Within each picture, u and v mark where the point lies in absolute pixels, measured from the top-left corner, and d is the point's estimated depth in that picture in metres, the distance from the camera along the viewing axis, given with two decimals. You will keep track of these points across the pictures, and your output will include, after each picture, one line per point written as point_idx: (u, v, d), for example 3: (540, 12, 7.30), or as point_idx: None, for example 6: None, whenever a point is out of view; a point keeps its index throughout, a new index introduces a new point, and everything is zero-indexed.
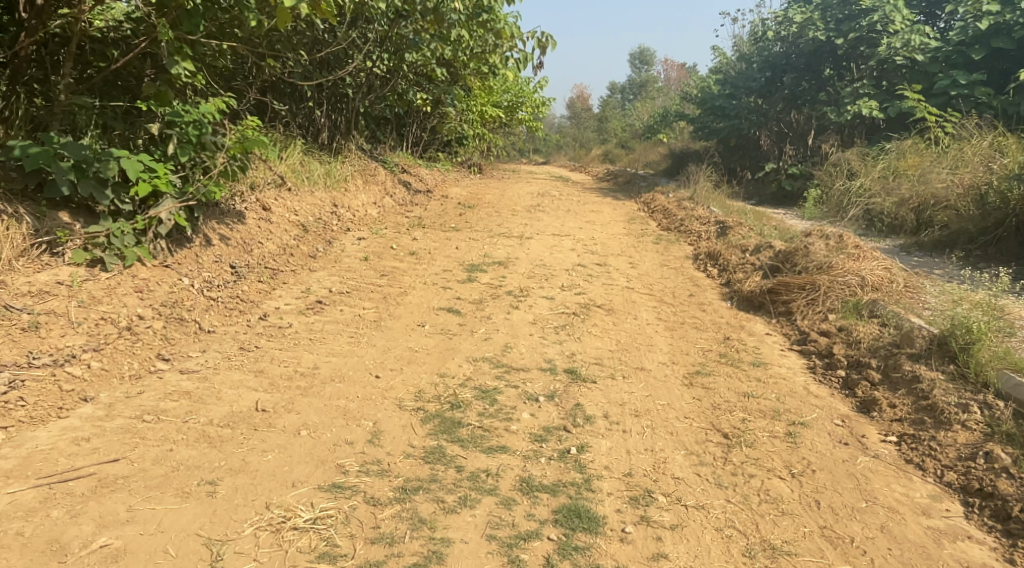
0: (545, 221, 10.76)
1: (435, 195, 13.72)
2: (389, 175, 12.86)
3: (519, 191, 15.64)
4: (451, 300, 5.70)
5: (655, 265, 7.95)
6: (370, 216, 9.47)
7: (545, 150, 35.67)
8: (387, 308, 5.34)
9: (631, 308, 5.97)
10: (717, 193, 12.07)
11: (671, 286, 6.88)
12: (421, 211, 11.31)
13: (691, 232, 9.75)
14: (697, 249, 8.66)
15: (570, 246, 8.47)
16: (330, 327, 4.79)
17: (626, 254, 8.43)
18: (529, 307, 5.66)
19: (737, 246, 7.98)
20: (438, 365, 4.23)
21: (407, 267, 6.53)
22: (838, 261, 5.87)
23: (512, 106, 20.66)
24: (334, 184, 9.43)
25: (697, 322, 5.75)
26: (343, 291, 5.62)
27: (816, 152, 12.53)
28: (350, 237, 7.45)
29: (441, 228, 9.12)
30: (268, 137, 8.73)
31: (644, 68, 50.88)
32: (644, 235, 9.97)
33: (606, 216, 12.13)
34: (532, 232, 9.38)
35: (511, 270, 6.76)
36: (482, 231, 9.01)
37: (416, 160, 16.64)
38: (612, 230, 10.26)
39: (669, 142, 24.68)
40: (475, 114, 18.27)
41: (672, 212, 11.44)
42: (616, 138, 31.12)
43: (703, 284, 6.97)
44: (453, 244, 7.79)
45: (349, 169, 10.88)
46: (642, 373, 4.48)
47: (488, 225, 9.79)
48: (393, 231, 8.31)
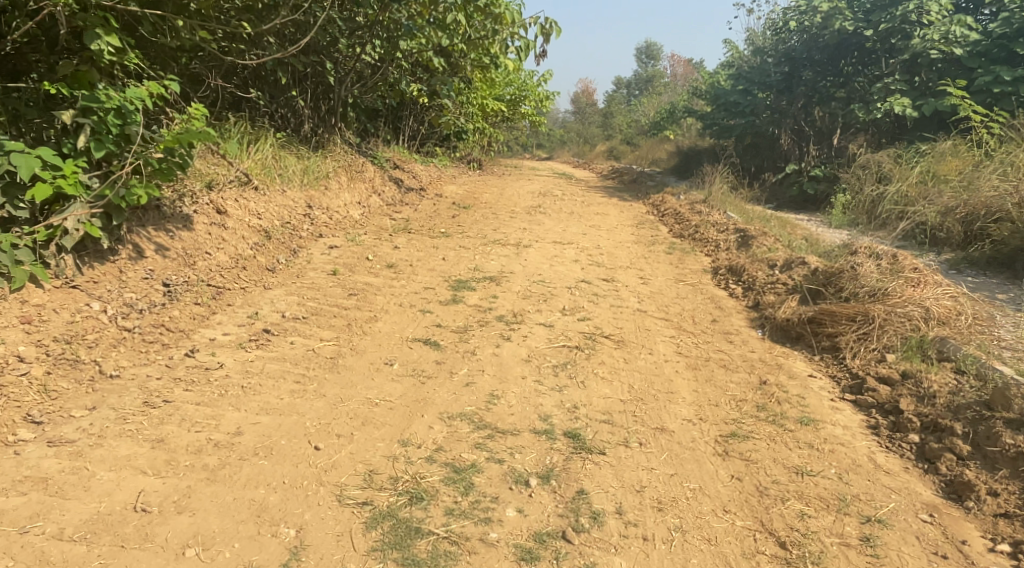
0: (546, 225, 9.80)
1: (428, 193, 12.77)
2: (378, 172, 11.90)
3: (520, 190, 14.67)
4: (430, 328, 4.74)
5: (669, 280, 6.99)
6: (351, 218, 8.52)
7: (549, 145, 34.72)
8: (351, 340, 4.39)
9: (646, 338, 5.01)
10: (734, 196, 11.11)
11: (690, 309, 5.91)
12: (410, 212, 10.35)
13: (708, 241, 8.77)
14: (716, 262, 7.70)
15: (574, 257, 7.50)
16: (272, 367, 3.85)
17: (637, 267, 7.47)
18: (523, 338, 4.70)
19: (764, 260, 7.00)
20: (400, 427, 3.30)
21: (384, 283, 5.58)
22: (894, 288, 4.91)
23: (515, 100, 19.67)
24: (312, 182, 8.48)
25: (724, 358, 4.79)
26: (301, 316, 4.66)
27: (841, 154, 11.54)
28: (321, 244, 6.49)
29: (428, 233, 8.15)
30: (234, 128, 7.76)
31: (651, 63, 49.86)
32: (655, 243, 9.00)
33: (613, 220, 11.16)
34: (531, 238, 8.43)
35: (505, 287, 5.81)
36: (475, 238, 8.06)
37: (411, 155, 15.67)
38: (620, 237, 9.29)
39: (678, 139, 23.67)
40: (476, 108, 17.31)
41: (685, 217, 10.47)
42: (621, 134, 30.10)
43: (727, 307, 6.01)
44: (440, 254, 6.83)
45: (331, 165, 9.91)
46: (663, 437, 3.53)
47: (483, 230, 8.84)
48: (374, 237, 7.34)
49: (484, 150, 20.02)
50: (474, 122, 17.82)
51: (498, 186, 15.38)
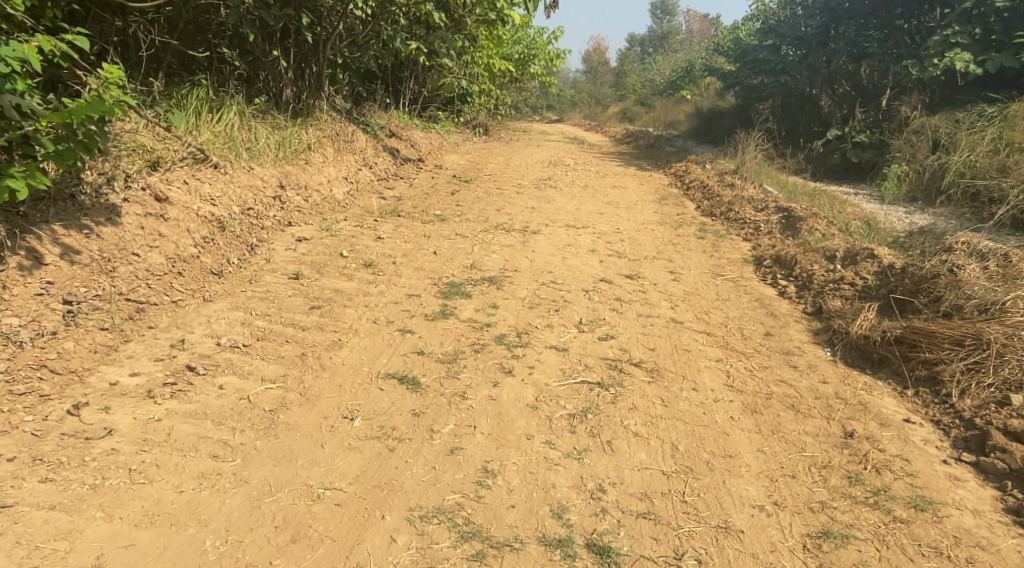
0: (557, 204, 8.69)
1: (427, 165, 11.65)
2: (371, 143, 10.77)
3: (528, 159, 13.51)
4: (409, 356, 3.70)
5: (704, 275, 5.91)
6: (335, 198, 7.45)
7: (560, 107, 33.44)
8: (299, 379, 3.33)
9: (687, 366, 3.93)
10: (769, 167, 9.96)
11: (734, 317, 4.84)
12: (404, 189, 9.26)
13: (743, 223, 7.65)
14: (757, 252, 6.60)
15: (592, 246, 6.42)
16: (177, 432, 2.91)
17: (665, 258, 6.39)
18: (528, 371, 3.65)
19: (817, 251, 5.89)
20: (345, 543, 2.55)
21: (360, 290, 4.53)
22: (1012, 302, 3.81)
23: (524, 60, 18.36)
24: (291, 158, 7.41)
25: (789, 396, 3.71)
26: (242, 345, 3.57)
27: (891, 118, 10.31)
28: (287, 235, 5.43)
29: (421, 216, 7.08)
30: (191, 94, 6.65)
31: (666, 19, 48.14)
32: (681, 223, 7.90)
33: (631, 194, 10.03)
34: (539, 220, 7.35)
35: (509, 293, 4.76)
36: (476, 222, 7.00)
37: (412, 121, 14.53)
38: (641, 217, 8.19)
39: (696, 99, 22.30)
40: (480, 68, 16.26)
41: (714, 192, 9.34)
42: (635, 96, 28.61)
43: (779, 314, 4.93)
44: (434, 247, 5.77)
45: (312, 139, 8.81)
46: (729, 544, 2.65)
47: (485, 212, 7.74)
48: (356, 223, 6.28)
49: (491, 115, 18.79)
50: (480, 85, 16.60)
51: (505, 155, 14.22)
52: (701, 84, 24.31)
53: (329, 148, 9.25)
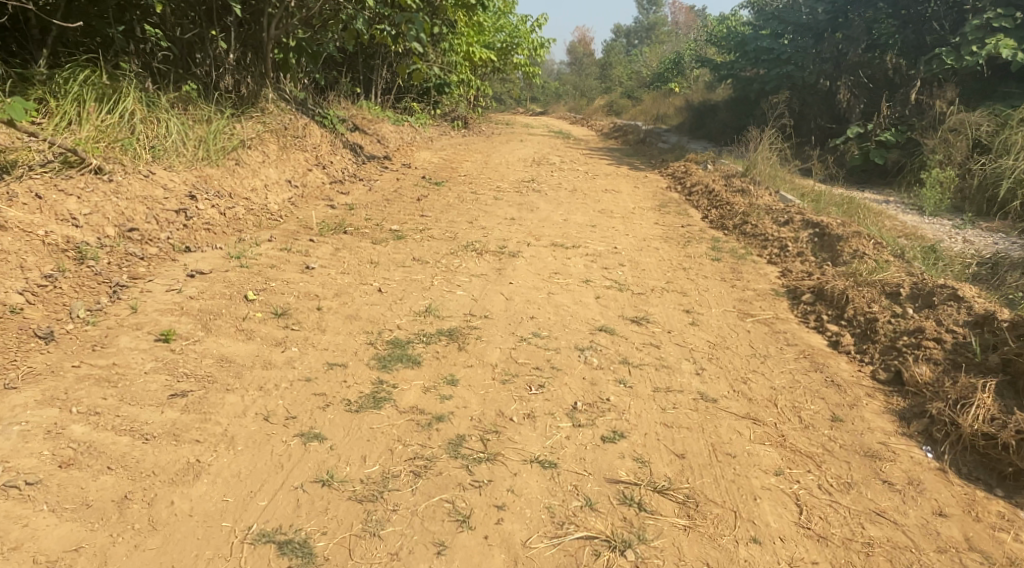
0: (541, 214, 7.38)
1: (393, 163, 10.29)
2: (327, 138, 9.40)
3: (508, 155, 12.17)
4: (305, 493, 2.46)
5: (728, 316, 4.61)
6: (266, 208, 6.07)
7: (543, 99, 32.16)
8: (99, 559, 2.20)
9: (738, 491, 2.64)
10: (784, 169, 8.70)
11: (781, 386, 3.54)
12: (361, 193, 7.89)
13: (764, 240, 6.36)
14: (788, 282, 5.31)
15: (584, 275, 5.10)
16: None
17: (676, 289, 5.10)
18: (495, 519, 2.43)
19: (872, 286, 4.62)
20: None
21: (258, 356, 3.17)
22: None
23: (507, 48, 16.97)
24: (216, 161, 6.16)
25: (899, 547, 2.48)
26: (25, 482, 2.38)
27: (921, 114, 9.11)
28: (179, 266, 4.08)
29: (373, 232, 5.74)
30: (73, 78, 5.38)
31: (652, 10, 46.91)
32: (689, 239, 6.62)
33: (626, 201, 8.74)
34: (518, 237, 6.03)
35: (474, 357, 3.44)
36: (444, 240, 5.73)
37: (382, 112, 13.17)
38: (641, 231, 6.89)
39: (687, 92, 21.21)
40: (458, 56, 14.88)
41: (723, 200, 8.10)
42: (621, 88, 27.38)
43: (841, 382, 3.62)
44: (378, 281, 4.41)
45: (243, 134, 7.39)
46: None
47: (450, 225, 6.41)
48: (282, 244, 4.91)
49: (472, 106, 17.38)
50: (458, 74, 15.25)
51: (483, 151, 12.88)
52: (690, 76, 23.24)
53: (273, 146, 7.86)
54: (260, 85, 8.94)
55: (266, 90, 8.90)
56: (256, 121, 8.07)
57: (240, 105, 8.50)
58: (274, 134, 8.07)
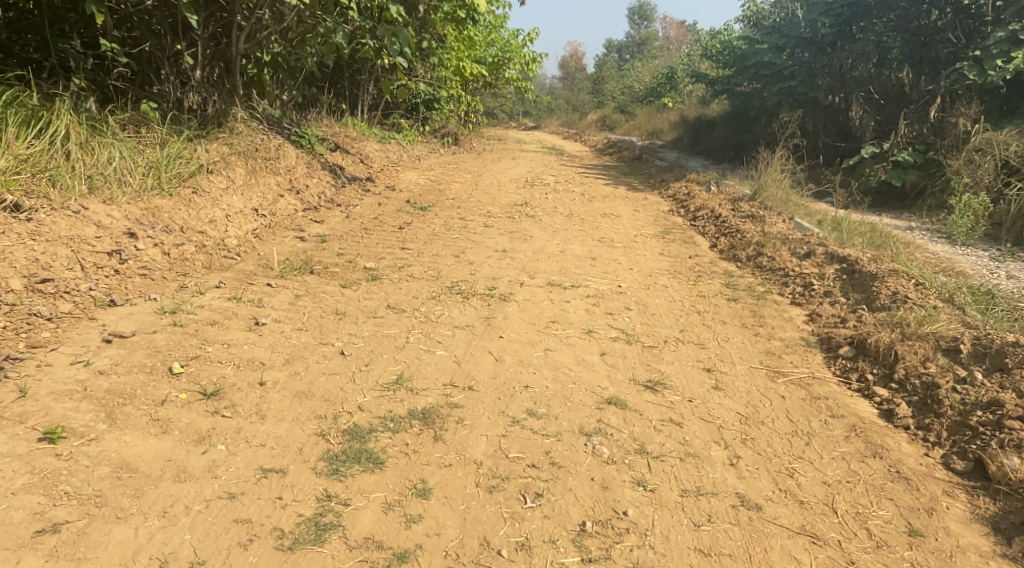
0: (535, 244, 6.71)
1: (376, 185, 9.60)
2: (303, 159, 8.72)
3: (499, 175, 11.51)
4: None
5: (755, 376, 3.91)
6: (222, 243, 5.36)
7: (535, 114, 31.58)
8: None
9: None
10: (797, 192, 8.03)
11: (836, 484, 2.91)
12: (337, 221, 7.20)
13: (784, 275, 5.69)
14: (818, 329, 4.63)
15: (585, 323, 4.41)
16: None
17: (692, 339, 4.40)
18: None
19: (923, 339, 3.94)
20: None
21: (170, 463, 2.67)
22: None
23: (498, 63, 16.36)
24: (169, 191, 5.62)
25: None
26: None
27: (941, 132, 8.50)
28: (98, 327, 3.50)
29: (345, 272, 5.05)
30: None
31: (643, 25, 46.55)
32: (699, 274, 5.95)
33: (627, 227, 8.08)
34: (508, 275, 5.34)
35: (453, 453, 2.82)
36: (427, 279, 5.05)
37: (368, 129, 12.52)
38: (646, 264, 6.21)
39: (681, 108, 20.67)
40: (449, 71, 14.29)
41: (732, 227, 7.45)
42: (614, 102, 26.83)
43: (911, 477, 2.98)
44: (341, 338, 3.69)
45: (204, 158, 6.70)
46: None
47: (433, 260, 5.72)
48: (232, 290, 4.21)
49: (462, 122, 16.73)
50: (449, 90, 14.62)
51: (472, 170, 12.21)
52: (684, 91, 22.79)
53: (240, 170, 7.17)
54: (228, 102, 8.30)
55: (235, 109, 8.21)
56: (222, 143, 7.39)
57: (205, 126, 7.79)
58: (240, 156, 7.37)
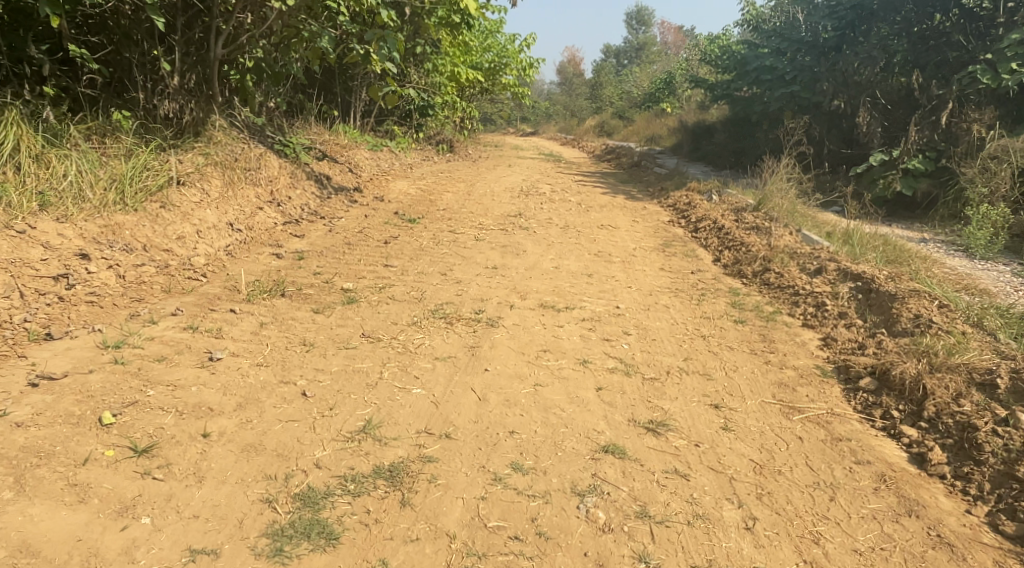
0: (528, 259, 6.33)
1: (364, 195, 9.22)
2: (287, 169, 8.34)
3: (493, 184, 11.13)
4: None
5: (767, 413, 3.51)
6: (188, 262, 4.98)
7: (532, 120, 31.24)
8: None
9: None
10: (804, 202, 7.65)
11: (868, 552, 2.63)
12: (318, 235, 6.81)
13: (794, 294, 5.30)
14: (833, 356, 4.25)
15: (580, 351, 4.02)
16: None
17: (698, 369, 4.01)
18: None
19: (954, 372, 3.57)
20: None
21: (81, 542, 2.39)
22: None
23: (494, 69, 16.03)
24: (133, 205, 5.23)
25: None
26: None
27: (954, 138, 8.14)
28: (25, 367, 3.10)
29: (319, 294, 4.66)
30: None
31: (641, 30, 46.27)
32: (703, 292, 5.57)
33: (625, 239, 7.71)
34: (497, 296, 4.94)
35: (425, 519, 2.58)
36: (410, 302, 4.66)
37: (359, 137, 12.16)
38: (645, 282, 5.82)
39: (680, 113, 20.31)
40: (444, 77, 13.95)
41: (736, 240, 7.08)
42: (612, 108, 26.49)
43: (955, 542, 2.71)
44: (304, 375, 3.30)
45: (176, 170, 6.32)
46: None
47: (417, 279, 5.33)
48: (190, 318, 3.82)
49: (457, 128, 16.36)
50: (443, 96, 14.26)
51: (466, 178, 11.84)
52: (682, 96, 22.47)
53: (216, 182, 6.79)
54: (207, 109, 7.91)
55: (214, 116, 7.80)
56: (198, 153, 7.01)
57: (181, 136, 7.39)
58: (217, 167, 6.99)
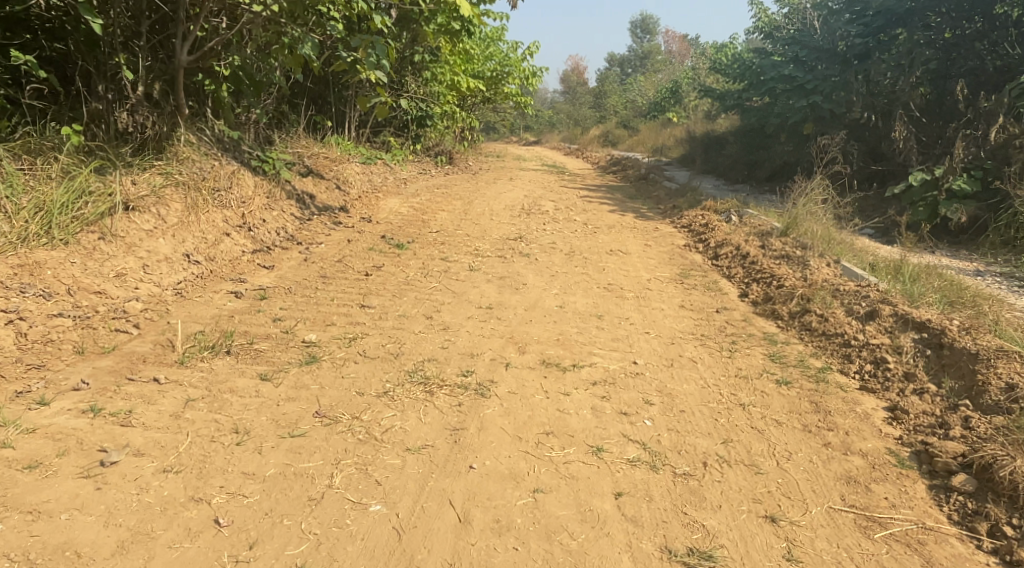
0: (528, 296, 5.50)
1: (350, 216, 8.43)
2: (264, 189, 7.55)
3: (492, 201, 10.33)
4: None
5: (841, 530, 2.78)
6: (120, 309, 4.10)
7: (535, 129, 30.51)
8: None
9: None
10: (839, 227, 6.83)
11: None
12: (290, 265, 6.00)
13: (843, 347, 4.47)
14: (907, 438, 3.42)
15: (593, 434, 3.19)
16: None
17: (741, 459, 3.14)
18: None
19: None
20: None
21: None
22: None
23: (497, 77, 15.27)
24: (60, 237, 4.59)
25: None
26: None
27: (1003, 156, 7.33)
28: None
29: (275, 351, 3.82)
30: None
31: (646, 38, 45.60)
32: (735, 340, 4.74)
33: (638, 267, 6.90)
34: (490, 352, 4.10)
35: None
36: (386, 360, 3.84)
37: (352, 150, 11.37)
38: (666, 326, 4.98)
39: (688, 122, 19.55)
40: (443, 86, 13.18)
41: (764, 271, 6.26)
42: (617, 117, 25.74)
43: None
44: (226, 488, 2.64)
45: (125, 193, 5.48)
46: None
47: (397, 325, 4.50)
48: (90, 402, 2.99)
49: (457, 139, 15.55)
50: (443, 106, 13.47)
51: (464, 194, 11.06)
52: (689, 105, 21.75)
53: (177, 207, 5.99)
54: (172, 122, 7.05)
55: (179, 130, 6.95)
56: (157, 172, 6.19)
57: (139, 152, 6.60)
58: (179, 188, 6.18)
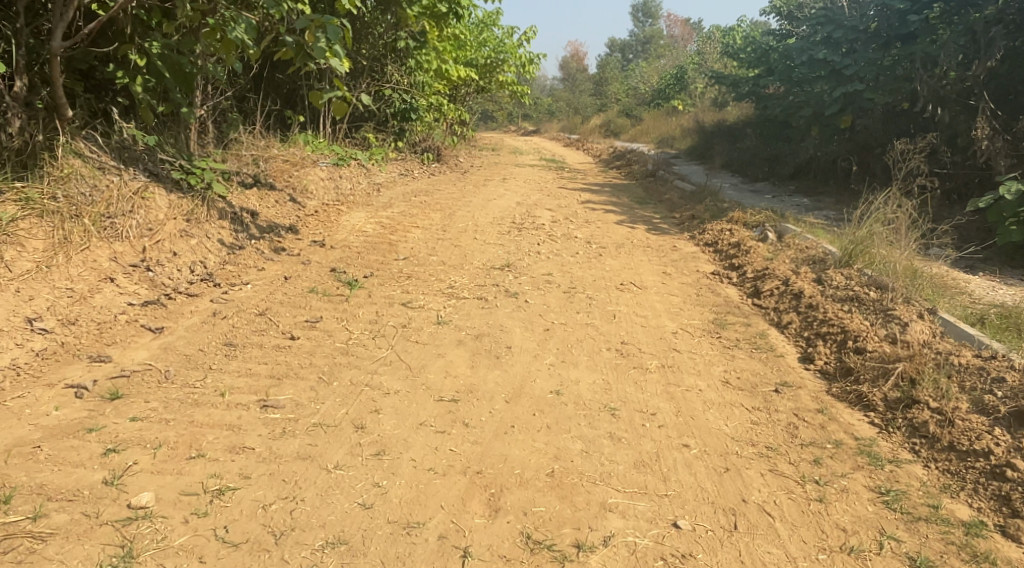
0: (512, 374, 3.92)
1: (300, 237, 6.84)
2: (190, 203, 5.93)
3: (478, 212, 8.73)
4: None
5: None
6: None
7: (533, 118, 28.81)
8: None
9: None
10: (923, 259, 5.23)
11: None
12: (190, 325, 4.42)
13: (994, 482, 2.99)
14: None
15: None
16: None
17: None
18: None
19: None
20: None
21: None
22: None
23: (490, 66, 13.63)
24: None
25: None
26: None
27: None
28: None
29: (62, 545, 2.41)
30: None
31: (649, 22, 43.76)
32: (818, 460, 3.14)
33: (659, 309, 5.32)
34: (441, 516, 2.66)
35: None
36: (258, 548, 2.47)
37: (320, 149, 9.68)
38: (711, 431, 3.36)
39: (698, 111, 17.90)
40: (428, 75, 11.46)
41: (828, 321, 4.66)
42: (619, 104, 24.02)
43: None
44: None
45: None
46: None
47: (302, 453, 2.92)
48: None
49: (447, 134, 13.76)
50: (428, 98, 11.65)
51: (450, 202, 9.47)
52: (697, 93, 20.09)
53: (34, 246, 4.43)
54: (51, 128, 5.40)
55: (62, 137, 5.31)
56: (13, 200, 4.60)
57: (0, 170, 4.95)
58: (45, 220, 4.62)
